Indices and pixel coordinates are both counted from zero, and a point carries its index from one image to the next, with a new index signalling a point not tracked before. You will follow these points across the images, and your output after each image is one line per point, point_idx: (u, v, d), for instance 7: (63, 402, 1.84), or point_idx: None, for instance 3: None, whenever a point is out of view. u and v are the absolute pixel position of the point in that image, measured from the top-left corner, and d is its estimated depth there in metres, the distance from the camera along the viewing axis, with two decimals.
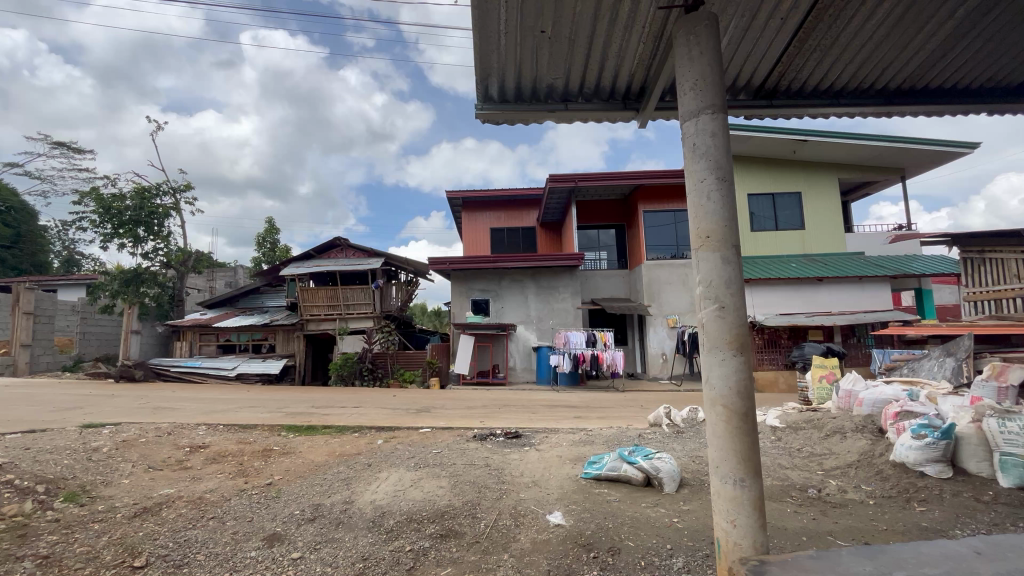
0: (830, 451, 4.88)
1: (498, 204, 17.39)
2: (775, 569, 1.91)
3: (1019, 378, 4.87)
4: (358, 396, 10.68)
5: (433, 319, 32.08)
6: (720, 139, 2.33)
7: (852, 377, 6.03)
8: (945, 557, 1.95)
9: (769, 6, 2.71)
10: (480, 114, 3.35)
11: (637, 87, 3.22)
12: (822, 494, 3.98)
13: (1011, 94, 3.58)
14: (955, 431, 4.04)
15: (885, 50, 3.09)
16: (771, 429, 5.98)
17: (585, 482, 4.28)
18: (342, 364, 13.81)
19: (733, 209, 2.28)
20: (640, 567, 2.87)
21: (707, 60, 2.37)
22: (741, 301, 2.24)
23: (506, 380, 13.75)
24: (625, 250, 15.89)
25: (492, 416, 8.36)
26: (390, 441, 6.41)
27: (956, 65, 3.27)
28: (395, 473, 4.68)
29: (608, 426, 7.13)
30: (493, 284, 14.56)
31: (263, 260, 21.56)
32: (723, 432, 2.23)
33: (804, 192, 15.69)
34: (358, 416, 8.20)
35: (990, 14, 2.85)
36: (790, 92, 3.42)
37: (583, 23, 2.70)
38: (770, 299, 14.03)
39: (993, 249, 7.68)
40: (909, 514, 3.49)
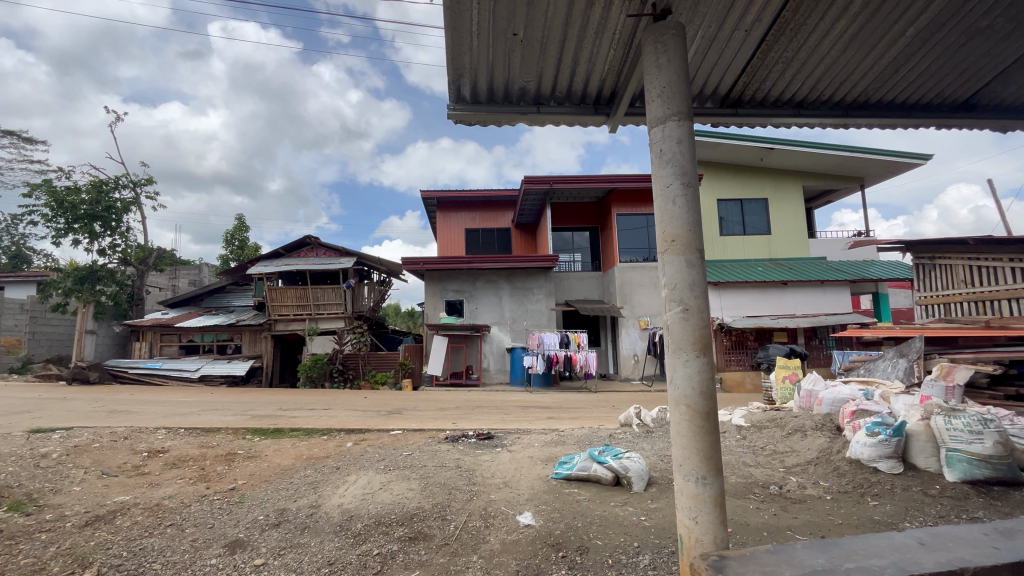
0: (791, 449, 5.06)
1: (473, 204, 17.36)
2: (734, 564, 1.97)
3: (964, 378, 5.16)
4: (328, 398, 10.51)
5: (407, 320, 31.82)
6: (686, 146, 2.39)
7: (813, 377, 6.27)
8: (892, 548, 2.05)
9: (734, 18, 2.80)
10: (452, 114, 3.32)
11: (608, 92, 3.26)
12: (782, 491, 4.12)
13: (959, 110, 3.79)
14: (906, 429, 4.25)
15: (843, 65, 3.23)
16: (736, 428, 6.16)
17: (555, 482, 4.31)
18: (311, 366, 13.42)
19: (698, 215, 2.34)
20: (607, 566, 2.91)
21: (674, 69, 2.44)
22: (704, 303, 2.31)
23: (479, 381, 13.72)
24: (598, 252, 16.10)
25: (464, 417, 8.33)
26: (361, 443, 6.32)
27: (907, 81, 3.45)
28: (364, 476, 4.61)
29: (580, 426, 7.20)
30: (467, 285, 14.51)
31: (230, 258, 20.91)
32: (686, 432, 2.28)
33: (770, 198, 16.24)
34: (327, 418, 8.06)
35: (937, 35, 3.03)
36: (754, 101, 3.53)
37: (554, 27, 2.72)
38: (738, 301, 14.39)
39: (943, 256, 8.10)
40: (863, 509, 3.65)
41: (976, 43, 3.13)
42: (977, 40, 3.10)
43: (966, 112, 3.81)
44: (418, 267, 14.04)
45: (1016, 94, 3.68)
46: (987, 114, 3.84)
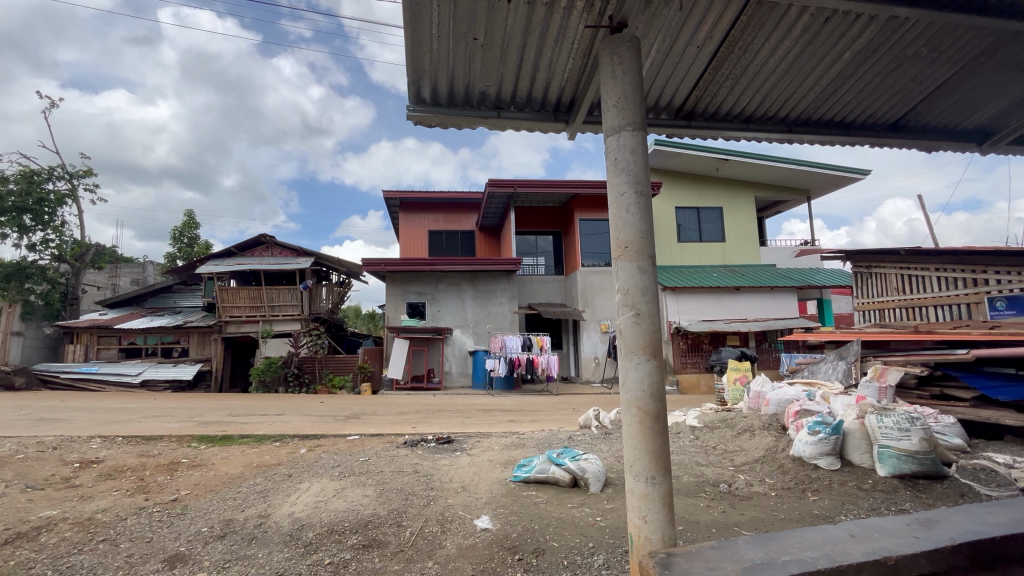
0: (740, 448, 5.29)
1: (437, 206, 17.22)
2: (680, 560, 2.04)
3: (895, 379, 5.55)
4: (282, 403, 10.15)
5: (367, 321, 31.23)
6: (639, 155, 2.46)
7: (761, 379, 6.57)
8: (824, 540, 2.18)
9: (686, 35, 2.92)
10: (412, 115, 3.29)
11: (568, 100, 3.31)
12: (731, 489, 4.29)
13: (890, 130, 4.08)
14: (843, 427, 4.53)
15: (787, 83, 3.42)
16: (690, 429, 6.38)
17: (514, 485, 4.31)
18: (264, 370, 12.77)
19: (650, 222, 2.42)
20: (563, 566, 2.95)
21: (629, 81, 2.52)
22: (655, 308, 2.38)
23: (441, 384, 13.60)
24: (561, 257, 16.32)
25: (424, 421, 8.21)
26: (315, 450, 6.13)
27: (845, 101, 3.68)
28: (317, 483, 4.48)
29: (540, 429, 7.26)
30: (430, 288, 14.36)
31: (178, 256, 19.88)
32: (638, 433, 2.34)
33: (725, 208, 16.95)
34: (281, 423, 7.78)
35: (870, 60, 3.26)
36: (706, 114, 3.67)
37: (514, 33, 2.75)
38: (694, 306, 14.86)
39: (878, 265, 8.67)
40: (804, 504, 3.85)
41: (903, 70, 3.39)
42: (905, 66, 3.35)
43: (897, 132, 4.10)
44: (380, 268, 13.78)
45: (939, 117, 3.99)
46: (915, 135, 4.14)
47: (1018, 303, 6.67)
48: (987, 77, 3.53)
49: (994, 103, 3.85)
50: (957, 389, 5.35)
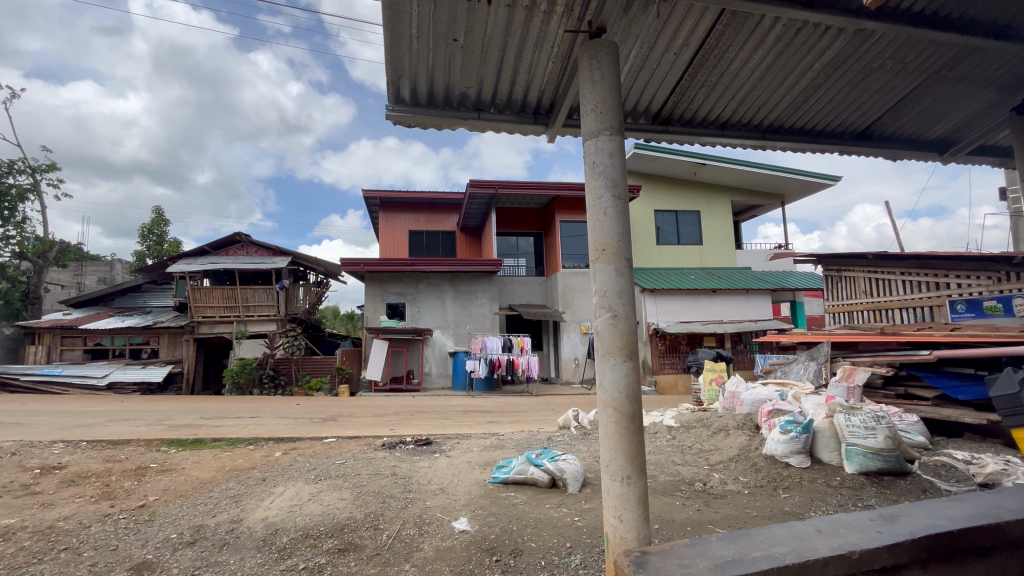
0: (716, 447, 5.39)
1: (418, 206, 17.09)
2: (655, 558, 2.08)
3: (863, 379, 5.75)
4: (257, 405, 9.94)
5: (346, 322, 30.82)
6: (617, 160, 2.50)
7: (736, 379, 6.72)
8: (793, 536, 2.25)
9: (664, 42, 2.98)
10: (391, 115, 3.27)
11: (547, 103, 3.33)
12: (706, 487, 4.38)
13: (859, 138, 4.22)
14: (813, 426, 4.67)
15: (761, 90, 3.50)
16: (667, 429, 6.48)
17: (492, 486, 4.32)
18: (238, 371, 12.39)
19: (627, 225, 2.45)
20: (540, 567, 2.96)
21: (607, 86, 2.55)
22: (631, 310, 2.42)
23: (421, 386, 13.50)
24: (542, 258, 16.40)
25: (403, 423, 8.15)
26: (291, 453, 6.03)
27: (815, 109, 3.79)
28: (292, 487, 4.40)
29: (520, 430, 7.28)
30: (410, 288, 14.25)
31: (147, 254, 19.27)
32: (614, 433, 2.37)
33: (702, 211, 17.29)
34: (255, 426, 7.61)
35: (839, 70, 3.37)
36: (683, 120, 3.74)
37: (495, 35, 2.76)
38: (672, 307, 15.08)
39: (847, 268, 8.96)
40: (775, 501, 3.95)
41: (870, 81, 3.51)
42: (872, 77, 3.47)
43: (865, 141, 4.24)
44: (359, 268, 13.62)
45: (903, 127, 4.15)
46: (882, 144, 4.29)
47: (977, 306, 6.95)
48: (948, 90, 3.68)
49: (954, 114, 4.02)
50: (920, 389, 5.57)
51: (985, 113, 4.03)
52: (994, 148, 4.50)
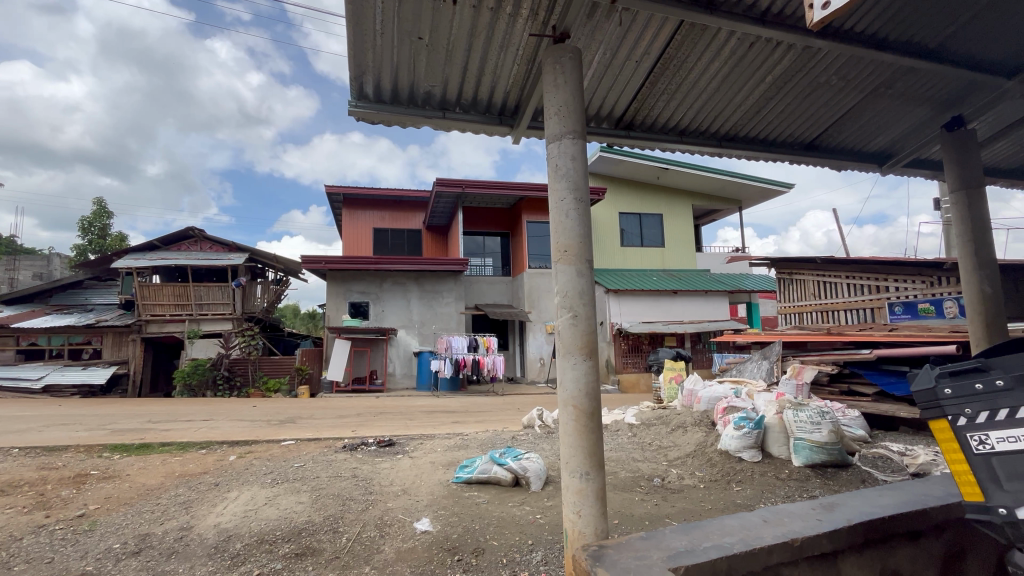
0: (674, 443, 5.57)
1: (383, 203, 16.81)
2: (610, 552, 2.15)
3: (810, 376, 6.07)
4: (210, 407, 9.53)
5: (307, 322, 30.03)
6: (579, 163, 2.55)
7: (694, 378, 6.96)
8: (741, 526, 2.36)
9: (626, 49, 3.07)
10: (354, 112, 3.21)
11: (512, 104, 3.36)
12: (664, 482, 4.52)
13: (807, 149, 4.45)
14: (764, 422, 4.89)
15: (718, 99, 3.63)
16: (629, 426, 6.64)
17: (455, 486, 4.31)
18: (190, 372, 11.94)
19: (589, 227, 2.51)
20: (501, 565, 2.98)
21: (570, 90, 2.59)
22: (592, 309, 2.47)
23: (384, 386, 13.28)
24: (508, 258, 16.45)
25: (365, 424, 8.02)
26: (246, 456, 5.82)
27: (767, 119, 3.97)
28: (247, 492, 4.26)
29: (484, 430, 7.29)
30: (373, 287, 13.99)
31: (89, 248, 18.13)
32: (574, 431, 2.42)
33: (664, 214, 17.79)
34: (208, 430, 7.29)
35: (789, 84, 3.54)
36: (644, 125, 3.84)
37: (459, 36, 2.78)
38: (635, 307, 15.42)
39: (797, 272, 9.42)
40: (728, 494, 4.12)
41: (817, 96, 3.71)
42: (819, 92, 3.68)
43: (812, 151, 4.48)
44: (320, 266, 13.26)
45: (847, 140, 4.41)
46: (828, 155, 4.54)
47: (913, 308, 7.44)
48: (886, 106, 3.94)
49: (891, 129, 4.31)
50: (862, 385, 5.92)
51: (919, 129, 4.34)
52: (927, 161, 4.84)
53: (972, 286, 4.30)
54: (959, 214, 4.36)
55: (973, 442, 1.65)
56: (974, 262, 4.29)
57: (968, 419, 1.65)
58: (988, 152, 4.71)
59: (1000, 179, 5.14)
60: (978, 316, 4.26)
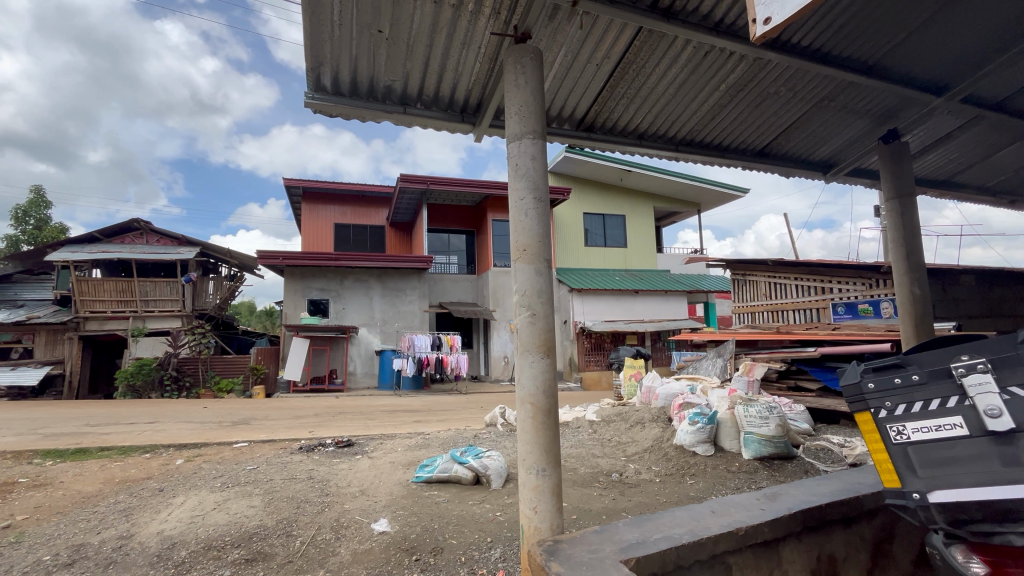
0: (632, 439, 5.71)
1: (345, 198, 16.40)
2: (565, 546, 2.19)
3: (760, 373, 6.34)
4: (155, 409, 9.03)
5: (263, 319, 28.95)
6: (539, 163, 2.58)
7: (652, 375, 7.15)
8: (690, 518, 2.46)
9: (587, 52, 3.12)
10: (311, 104, 3.12)
11: (475, 102, 3.35)
12: (622, 477, 4.64)
13: (758, 155, 4.65)
14: (717, 417, 5.09)
15: (675, 105, 3.75)
16: (589, 423, 6.76)
17: (415, 486, 4.27)
18: (133, 373, 11.15)
19: (548, 227, 2.54)
20: (460, 563, 2.98)
21: (531, 91, 2.62)
22: (549, 309, 2.50)
23: (344, 386, 12.99)
24: (473, 256, 16.40)
25: (323, 424, 7.83)
26: (194, 460, 5.56)
27: (721, 126, 4.13)
28: (194, 497, 4.07)
29: (445, 429, 7.25)
30: (334, 284, 13.64)
31: (22, 240, 16.82)
32: (531, 429, 2.45)
33: (627, 215, 18.17)
34: (153, 433, 6.92)
35: (741, 93, 3.70)
36: (605, 129, 3.91)
37: (421, 31, 2.75)
38: (598, 306, 15.68)
39: (750, 273, 9.83)
40: (682, 487, 4.27)
41: (767, 106, 3.89)
42: (768, 103, 3.86)
43: (763, 158, 4.68)
44: (277, 261, 12.80)
45: (794, 149, 4.65)
46: (778, 162, 4.75)
47: (854, 308, 7.89)
48: (830, 117, 4.17)
49: (834, 140, 4.56)
50: (807, 381, 6.24)
51: (860, 140, 4.61)
52: (866, 170, 5.16)
53: (904, 289, 4.62)
54: (892, 222, 4.68)
55: (892, 432, 1.78)
56: (905, 266, 4.62)
57: (888, 411, 1.78)
58: (921, 163, 5.06)
59: (932, 189, 5.54)
60: (910, 317, 4.58)
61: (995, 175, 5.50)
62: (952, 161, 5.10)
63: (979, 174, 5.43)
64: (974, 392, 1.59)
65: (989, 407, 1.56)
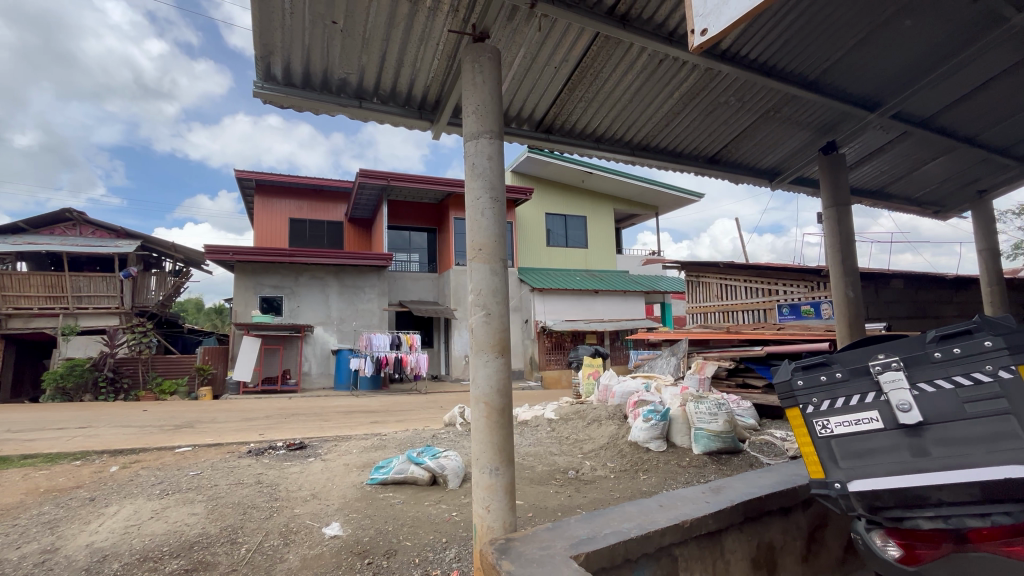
0: (589, 437, 5.82)
1: (301, 192, 15.85)
2: (517, 544, 2.21)
3: (711, 371, 6.57)
4: (87, 413, 8.42)
5: (212, 317, 27.58)
6: (496, 163, 2.58)
7: (609, 374, 7.30)
8: (640, 512, 2.53)
9: (546, 54, 3.15)
10: (260, 93, 3.00)
11: (433, 99, 3.32)
12: (578, 474, 4.72)
13: (710, 162, 4.83)
14: (670, 414, 5.26)
15: (632, 109, 3.84)
16: (548, 421, 6.83)
17: (369, 488, 4.18)
18: (64, 374, 10.35)
19: (503, 228, 2.55)
20: (414, 565, 2.95)
21: (488, 90, 2.62)
22: (504, 309, 2.51)
23: (298, 387, 12.55)
24: (435, 254, 16.21)
25: (275, 426, 7.55)
26: (131, 466, 5.23)
27: (675, 132, 4.26)
28: (130, 505, 3.84)
29: (403, 429, 7.15)
30: (288, 281, 13.16)
31: None
32: (484, 428, 2.46)
33: (588, 216, 18.47)
34: (85, 438, 6.46)
35: (694, 101, 3.83)
36: (564, 130, 3.95)
37: (377, 25, 2.70)
38: (558, 306, 15.86)
39: (703, 274, 10.23)
40: (636, 482, 4.39)
41: (718, 114, 4.05)
42: (719, 111, 4.01)
43: (714, 165, 4.87)
44: (226, 257, 12.27)
45: (743, 156, 4.85)
46: (728, 169, 4.96)
47: (797, 309, 8.33)
48: (775, 128, 4.39)
49: (779, 149, 4.81)
50: (754, 378, 6.53)
51: (802, 151, 4.87)
52: (808, 180, 5.47)
53: (839, 291, 4.93)
54: (829, 228, 5.00)
55: (818, 426, 1.89)
56: (840, 270, 4.93)
57: (815, 406, 1.89)
58: (857, 174, 5.41)
59: (866, 199, 5.92)
60: (845, 317, 4.89)
61: (921, 187, 5.94)
62: (884, 173, 5.47)
63: (908, 185, 5.86)
64: (889, 388, 1.73)
65: (901, 401, 1.71)
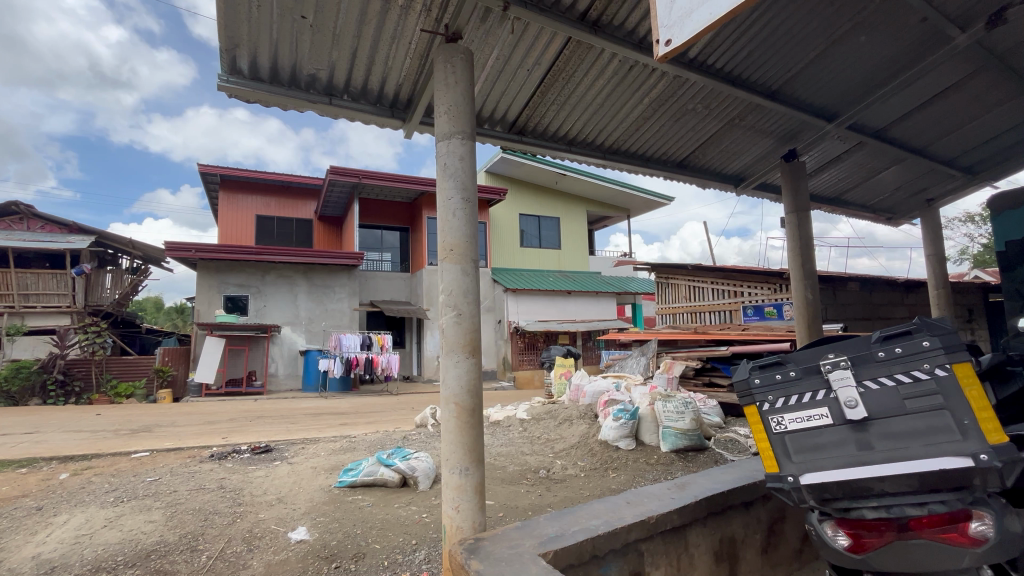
0: (560, 436, 5.88)
1: (268, 188, 15.42)
2: (487, 543, 2.22)
3: (678, 371, 6.74)
4: (34, 418, 7.97)
5: (172, 317, 26.41)
6: (467, 163, 2.59)
7: (581, 374, 7.38)
8: (607, 509, 2.58)
9: (518, 56, 3.18)
10: (224, 86, 2.91)
11: (405, 98, 3.30)
12: (548, 473, 4.76)
13: (678, 166, 4.95)
14: (639, 413, 5.37)
15: (603, 114, 3.90)
16: (520, 421, 6.86)
17: (338, 491, 4.12)
18: (7, 377, 9.67)
19: (474, 228, 2.56)
20: (382, 567, 2.92)
21: (461, 91, 2.62)
22: (475, 309, 2.52)
23: (264, 389, 12.20)
24: (407, 254, 16.04)
25: (239, 430, 7.32)
26: (83, 474, 4.98)
27: (645, 137, 4.35)
28: (81, 514, 3.67)
29: (373, 431, 7.03)
30: (255, 280, 12.79)
31: None
32: (454, 428, 2.46)
33: (561, 218, 18.62)
34: (31, 444, 6.11)
35: (663, 107, 3.92)
36: (536, 132, 3.98)
37: (348, 21, 2.66)
38: (531, 307, 15.94)
39: (672, 276, 10.47)
40: (605, 480, 4.46)
41: (686, 121, 4.16)
42: (686, 118, 4.12)
43: (682, 169, 5.00)
44: (188, 254, 11.80)
45: (710, 162, 5.00)
46: (695, 173, 5.09)
47: (761, 310, 8.63)
48: (740, 135, 4.54)
49: (744, 156, 4.97)
50: (719, 376, 6.70)
51: (765, 158, 5.06)
52: (770, 186, 5.68)
53: (800, 294, 5.13)
54: (790, 232, 5.21)
55: (773, 422, 1.96)
56: (800, 273, 5.13)
57: (771, 403, 1.97)
58: (817, 181, 5.64)
59: (825, 205, 6.20)
60: (804, 319, 5.09)
61: (875, 195, 6.26)
62: (841, 180, 5.74)
63: (863, 193, 6.16)
64: (837, 385, 1.83)
65: (848, 398, 1.81)
